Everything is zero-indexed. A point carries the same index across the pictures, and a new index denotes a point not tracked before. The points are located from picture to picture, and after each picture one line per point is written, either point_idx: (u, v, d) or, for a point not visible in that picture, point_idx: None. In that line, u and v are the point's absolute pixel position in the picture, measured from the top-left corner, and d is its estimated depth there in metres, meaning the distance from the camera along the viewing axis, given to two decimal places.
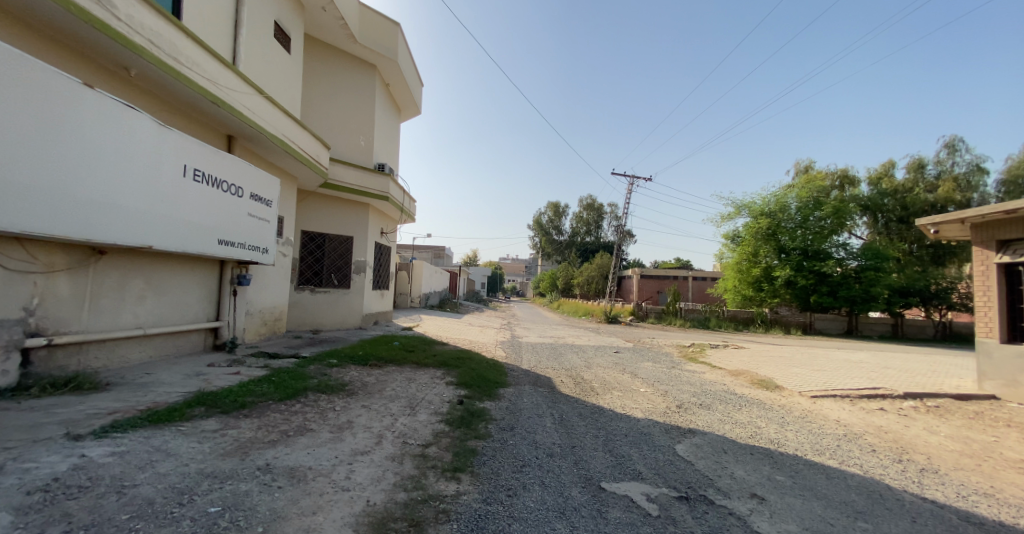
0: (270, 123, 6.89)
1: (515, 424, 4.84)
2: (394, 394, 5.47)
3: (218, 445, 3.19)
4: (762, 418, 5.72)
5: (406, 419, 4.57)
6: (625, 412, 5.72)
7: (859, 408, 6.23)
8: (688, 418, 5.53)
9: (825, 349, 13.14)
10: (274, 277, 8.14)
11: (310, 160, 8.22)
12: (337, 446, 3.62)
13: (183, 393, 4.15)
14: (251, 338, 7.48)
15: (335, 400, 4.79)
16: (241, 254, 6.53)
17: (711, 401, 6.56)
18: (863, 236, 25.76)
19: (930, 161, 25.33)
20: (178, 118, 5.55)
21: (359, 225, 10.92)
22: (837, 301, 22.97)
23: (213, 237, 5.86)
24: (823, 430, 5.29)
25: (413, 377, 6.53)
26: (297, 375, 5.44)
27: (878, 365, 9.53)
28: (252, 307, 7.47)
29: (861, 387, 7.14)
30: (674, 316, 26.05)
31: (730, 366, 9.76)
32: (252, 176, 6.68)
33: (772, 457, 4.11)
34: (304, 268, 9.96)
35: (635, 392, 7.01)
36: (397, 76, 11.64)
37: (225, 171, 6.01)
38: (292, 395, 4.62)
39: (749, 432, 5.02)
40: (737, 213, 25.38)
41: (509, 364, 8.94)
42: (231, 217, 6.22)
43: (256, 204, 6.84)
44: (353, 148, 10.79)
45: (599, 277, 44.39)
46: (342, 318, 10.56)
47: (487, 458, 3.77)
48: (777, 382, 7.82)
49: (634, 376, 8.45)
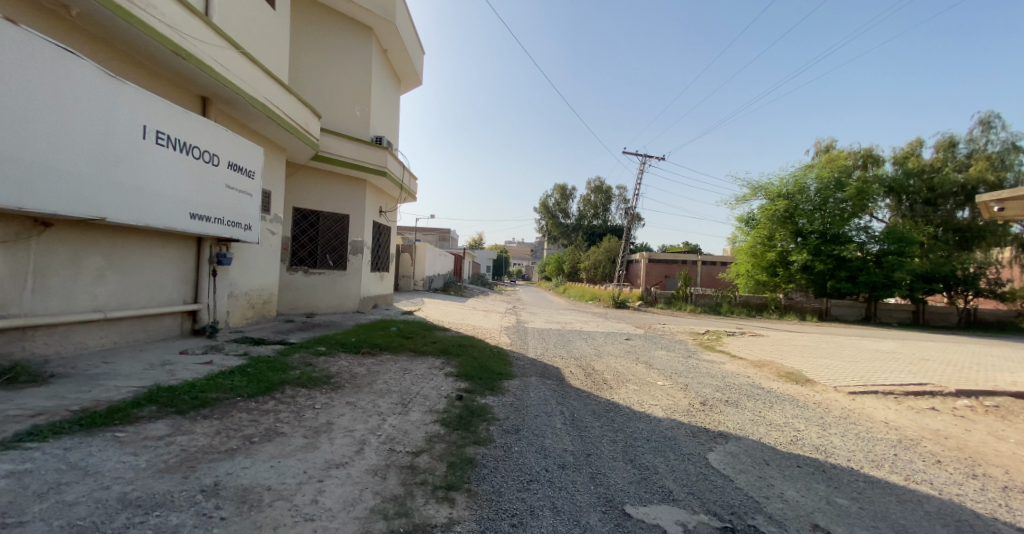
0: (250, 84, 6.15)
1: (521, 426, 4.23)
2: (385, 388, 4.90)
3: (157, 459, 2.61)
4: (799, 419, 5.06)
5: (396, 420, 3.98)
6: (644, 411, 5.09)
7: (907, 408, 5.57)
8: (717, 420, 4.89)
9: (848, 338, 12.46)
10: (262, 256, 7.55)
11: (298, 129, 7.53)
12: (308, 456, 3.03)
13: (135, 389, 3.57)
14: (236, 321, 6.94)
15: (316, 396, 4.21)
16: (218, 230, 5.90)
17: (738, 397, 5.92)
18: (885, 219, 24.67)
19: (961, 140, 24.01)
20: (132, 69, 4.82)
21: (356, 202, 10.26)
22: (857, 286, 22.21)
23: (182, 209, 5.21)
24: (873, 434, 4.65)
25: (409, 368, 5.94)
26: (277, 365, 4.87)
27: (915, 357, 8.85)
28: (236, 288, 6.90)
29: (906, 382, 6.48)
30: (684, 301, 25.07)
31: (751, 356, 9.09)
32: (228, 142, 5.97)
33: (825, 472, 3.48)
34: (297, 248, 9.36)
35: (652, 386, 6.38)
36: (396, 42, 10.79)
37: (195, 135, 5.32)
38: (267, 390, 4.05)
39: (790, 438, 4.38)
40: (754, 194, 24.32)
41: (515, 352, 8.36)
42: (205, 188, 5.57)
43: (235, 174, 6.17)
44: (348, 120, 10.06)
45: (606, 261, 43.59)
46: (339, 301, 10.01)
47: (488, 472, 3.17)
48: (808, 375, 7.15)
49: (649, 367, 7.84)
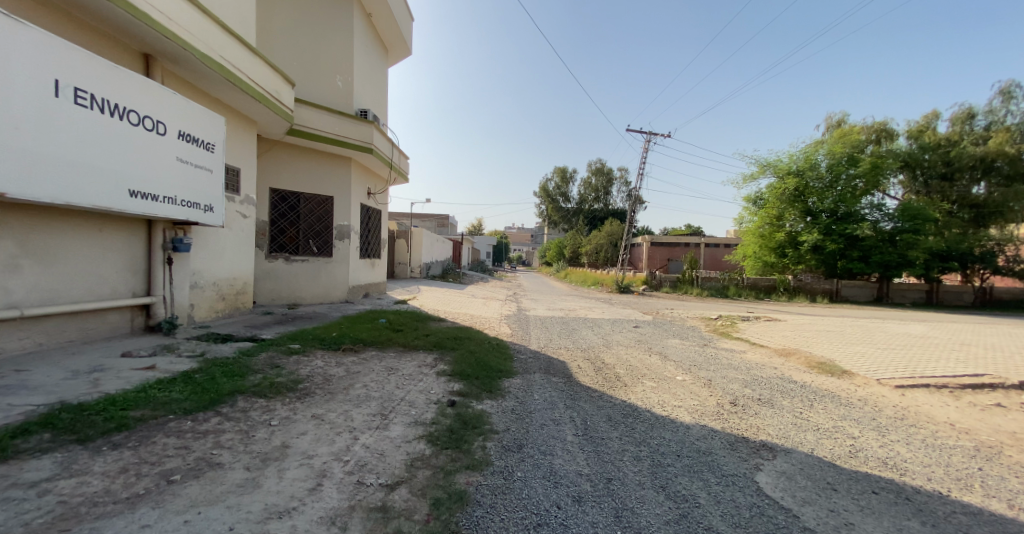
0: (202, 39, 5.26)
1: (524, 441, 3.47)
2: (364, 394, 4.15)
3: (15, 522, 1.81)
4: (850, 422, 4.32)
5: (371, 438, 3.23)
6: (668, 415, 4.35)
7: (969, 405, 4.85)
8: (755, 425, 4.14)
9: (869, 321, 11.73)
10: (231, 242, 6.75)
11: (266, 97, 6.66)
12: (244, 499, 2.26)
13: (34, 407, 2.79)
14: (202, 315, 6.16)
15: (275, 409, 3.45)
16: (170, 212, 5.09)
17: (771, 394, 5.19)
18: (898, 196, 23.71)
19: (979, 111, 22.85)
20: (35, 9, 3.91)
21: (340, 182, 9.42)
22: (870, 266, 21.43)
23: (118, 185, 4.37)
24: (943, 441, 3.93)
25: (395, 367, 5.19)
26: (234, 368, 4.12)
27: (953, 341, 8.11)
28: (201, 278, 6.11)
29: (959, 373, 5.74)
30: (690, 284, 24.23)
31: (773, 343, 8.34)
32: (178, 107, 5.10)
33: (911, 501, 2.80)
34: (276, 233, 8.57)
35: (671, 382, 5.65)
36: (380, 5, 9.83)
37: (131, 97, 4.45)
38: (211, 402, 3.30)
39: (848, 449, 3.62)
40: (761, 172, 23.35)
41: (516, 344, 7.61)
42: (148, 160, 4.73)
43: (188, 146, 5.32)
44: (328, 92, 9.18)
45: (607, 245, 42.62)
46: (325, 291, 9.24)
47: (483, 514, 2.43)
48: (843, 366, 6.40)
49: (664, 359, 7.09)
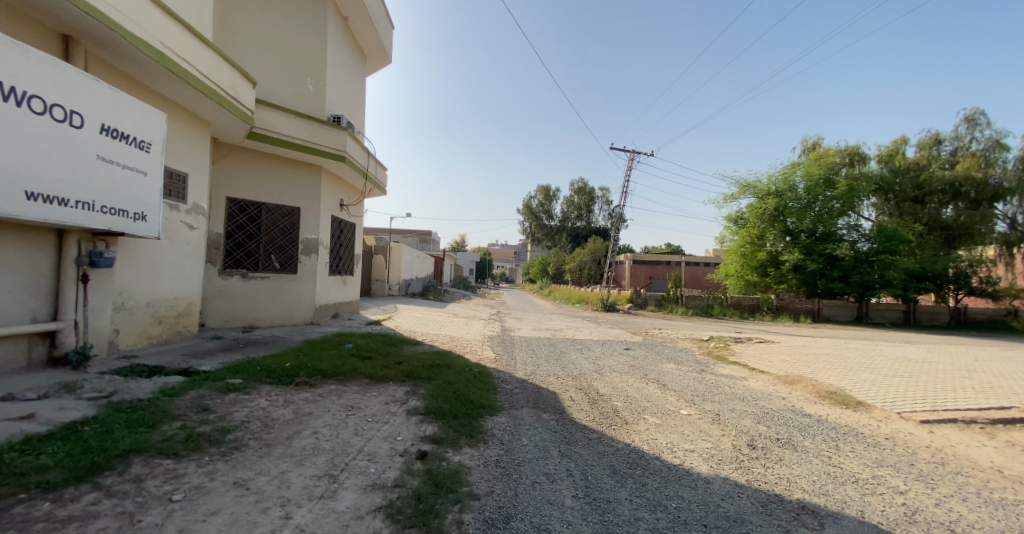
0: (137, 20, 4.51)
1: (513, 512, 2.71)
2: (311, 445, 3.33)
3: None
4: (889, 470, 3.72)
5: (308, 516, 2.42)
6: (681, 464, 3.67)
7: (1010, 446, 4.33)
8: (784, 477, 3.49)
9: (861, 342, 11.43)
10: (172, 256, 5.87)
11: (218, 93, 5.91)
12: None
13: None
14: (129, 341, 5.22)
15: (187, 474, 2.63)
16: (84, 219, 4.22)
17: (790, 433, 4.58)
18: (873, 217, 24.14)
19: (946, 138, 23.68)
20: None
21: (309, 193, 8.64)
22: (849, 286, 21.59)
23: (12, 186, 3.51)
24: (1002, 494, 3.34)
25: (357, 405, 4.38)
26: (145, 414, 3.26)
27: (958, 368, 7.72)
28: (130, 297, 5.21)
29: (986, 406, 5.25)
30: (674, 303, 24.01)
31: (774, 369, 7.80)
32: (101, 96, 4.29)
33: None
34: (232, 247, 7.68)
35: (675, 418, 4.98)
36: (358, 8, 9.32)
37: (36, 79, 3.63)
38: (92, 470, 2.46)
39: (903, 511, 3.00)
40: (741, 193, 23.55)
41: (500, 371, 6.83)
42: (57, 157, 3.88)
43: (114, 143, 4.50)
44: (297, 96, 8.49)
45: (591, 261, 42.64)
46: (287, 311, 8.33)
47: None
48: (856, 396, 5.87)
49: (663, 388, 6.42)
